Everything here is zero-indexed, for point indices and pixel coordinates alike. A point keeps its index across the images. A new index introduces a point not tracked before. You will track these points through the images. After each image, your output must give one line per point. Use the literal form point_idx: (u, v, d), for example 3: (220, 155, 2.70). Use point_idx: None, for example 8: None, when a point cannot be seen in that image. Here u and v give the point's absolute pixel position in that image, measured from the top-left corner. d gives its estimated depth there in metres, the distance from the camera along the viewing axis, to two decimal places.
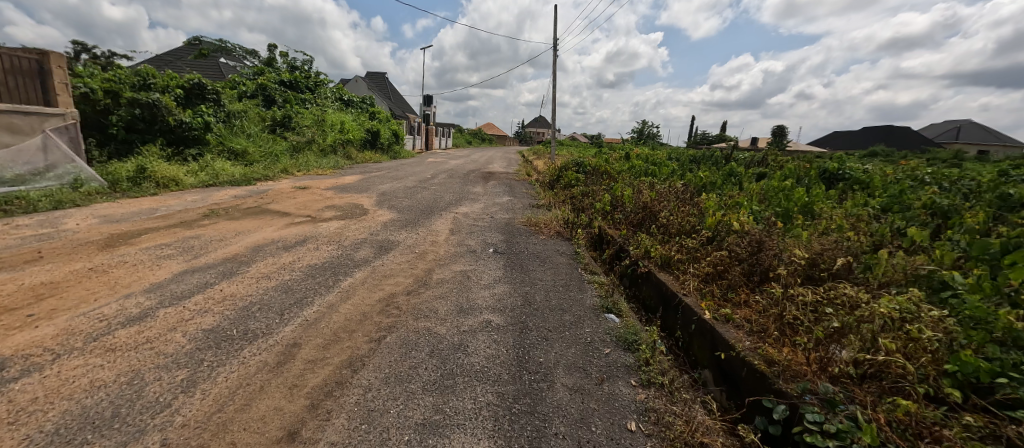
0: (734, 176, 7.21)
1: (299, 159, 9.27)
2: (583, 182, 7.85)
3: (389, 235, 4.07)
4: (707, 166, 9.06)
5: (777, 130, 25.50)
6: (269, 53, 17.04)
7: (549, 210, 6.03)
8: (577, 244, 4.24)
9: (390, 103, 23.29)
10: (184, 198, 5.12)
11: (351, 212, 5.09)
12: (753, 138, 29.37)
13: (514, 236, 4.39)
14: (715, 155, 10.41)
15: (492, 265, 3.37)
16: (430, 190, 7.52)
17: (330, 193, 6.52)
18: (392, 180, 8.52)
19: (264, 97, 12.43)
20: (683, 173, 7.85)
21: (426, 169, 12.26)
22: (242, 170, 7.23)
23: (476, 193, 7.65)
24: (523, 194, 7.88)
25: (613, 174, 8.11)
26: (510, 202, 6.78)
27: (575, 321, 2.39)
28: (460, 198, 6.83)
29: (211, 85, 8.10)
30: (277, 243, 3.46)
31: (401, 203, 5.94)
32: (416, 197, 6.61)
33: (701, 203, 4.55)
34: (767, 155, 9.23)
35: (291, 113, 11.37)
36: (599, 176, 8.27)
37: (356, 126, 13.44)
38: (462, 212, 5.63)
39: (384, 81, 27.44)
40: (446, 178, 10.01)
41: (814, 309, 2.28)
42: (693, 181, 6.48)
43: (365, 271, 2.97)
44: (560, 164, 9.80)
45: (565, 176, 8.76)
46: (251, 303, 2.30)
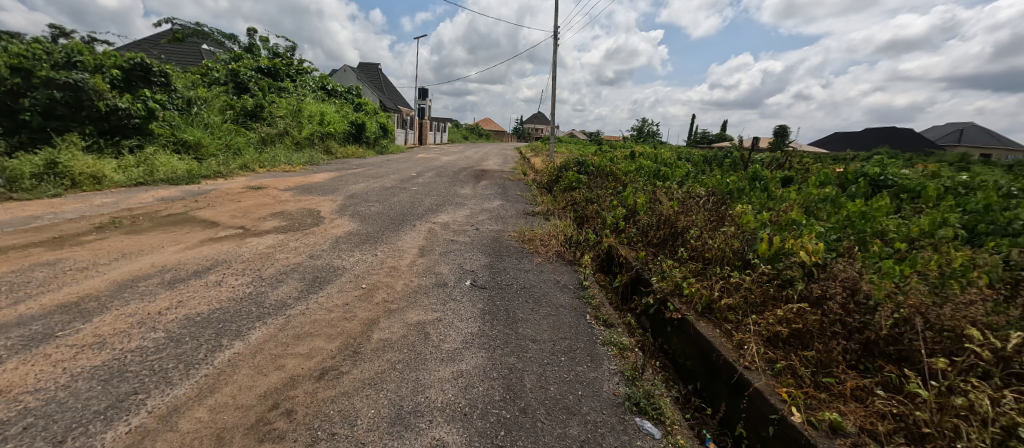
0: (760, 181, 6.24)
1: (265, 153, 8.23)
2: (586, 185, 6.87)
3: (334, 258, 3.08)
4: (724, 168, 8.10)
5: (778, 130, 25.04)
6: (250, 38, 16.00)
7: (546, 220, 5.06)
8: (582, 270, 3.26)
9: (382, 95, 22.23)
10: (92, 201, 4.11)
11: (299, 221, 4.09)
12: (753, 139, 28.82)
13: (502, 257, 3.41)
14: (729, 155, 9.42)
15: (467, 308, 2.38)
16: (410, 192, 6.51)
17: (288, 194, 5.50)
18: (368, 179, 7.50)
19: (235, 84, 11.32)
20: (700, 176, 6.88)
21: (412, 165, 11.22)
22: (188, 165, 6.20)
23: (463, 196, 6.65)
24: (518, 197, 6.91)
25: (620, 176, 7.11)
26: (500, 207, 5.80)
27: (588, 441, 1.41)
28: (442, 203, 5.84)
29: (157, 65, 7.03)
30: (162, 275, 2.47)
31: (369, 209, 4.95)
32: (390, 201, 5.61)
33: (739, 218, 3.58)
34: (789, 157, 8.28)
35: (262, 102, 10.32)
36: (604, 179, 7.27)
37: (338, 118, 12.36)
38: (440, 222, 4.63)
39: (375, 72, 26.24)
40: (432, 176, 8.99)
41: (1003, 435, 1.32)
42: (716, 186, 5.52)
43: (268, 327, 1.98)
44: (560, 164, 8.77)
45: (565, 177, 7.75)
46: (21, 413, 1.32)
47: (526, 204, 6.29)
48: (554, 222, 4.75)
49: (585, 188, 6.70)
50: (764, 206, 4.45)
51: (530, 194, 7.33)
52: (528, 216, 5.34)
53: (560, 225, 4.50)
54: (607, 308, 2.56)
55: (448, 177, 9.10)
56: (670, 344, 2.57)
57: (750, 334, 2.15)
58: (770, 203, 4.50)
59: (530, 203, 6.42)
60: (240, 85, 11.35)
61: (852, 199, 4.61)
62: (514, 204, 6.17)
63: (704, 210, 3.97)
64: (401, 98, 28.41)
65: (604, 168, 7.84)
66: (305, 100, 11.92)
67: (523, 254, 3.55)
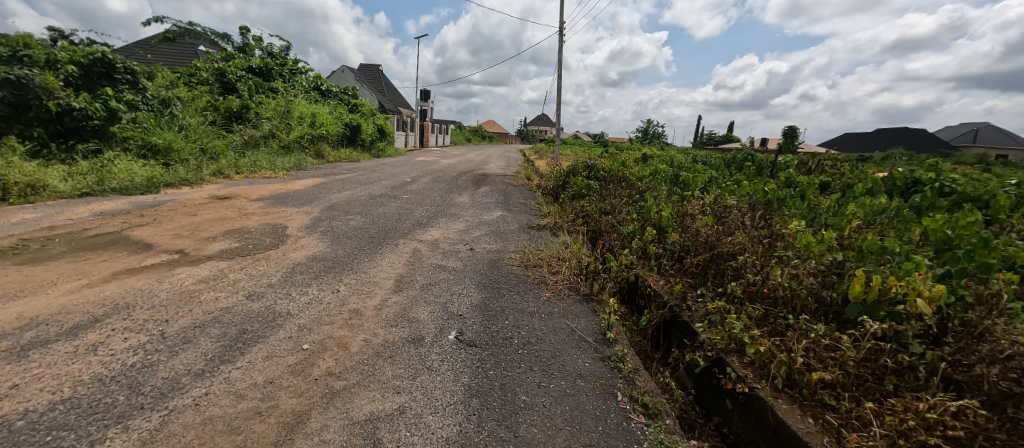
0: (796, 187, 5.48)
1: (246, 157, 7.56)
2: (598, 192, 6.15)
3: (280, 297, 2.36)
4: (749, 173, 7.35)
5: (789, 131, 24.30)
6: (243, 38, 15.43)
7: (554, 236, 4.33)
8: (601, 310, 2.52)
9: (382, 97, 21.63)
10: (11, 218, 3.45)
11: (256, 242, 3.38)
12: (763, 140, 28.00)
13: (499, 292, 2.68)
14: (752, 159, 8.63)
15: (444, 385, 1.65)
16: (400, 202, 5.79)
17: (257, 205, 4.80)
18: (356, 186, 6.79)
19: (221, 84, 10.70)
20: (725, 182, 6.14)
21: (408, 169, 10.51)
22: (151, 172, 5.54)
23: (460, 205, 5.92)
24: (522, 206, 6.16)
25: (637, 184, 6.35)
26: (501, 220, 5.09)
27: None
28: (436, 214, 5.12)
29: (121, 61, 6.49)
30: (20, 334, 1.77)
31: (347, 224, 4.23)
32: (374, 213, 4.89)
33: (800, 242, 2.82)
34: (820, 160, 7.52)
35: (248, 103, 9.70)
36: (617, 186, 6.51)
37: (332, 119, 11.69)
38: (428, 240, 3.89)
39: (376, 74, 25.67)
40: (428, 182, 8.28)
41: None
42: (749, 195, 4.77)
43: (125, 439, 1.26)
44: (568, 169, 8.01)
45: (575, 184, 6.99)
46: None
47: (531, 215, 5.54)
48: (564, 240, 4.01)
49: (597, 197, 5.94)
50: (818, 221, 3.69)
51: (535, 202, 6.60)
52: (533, 231, 4.58)
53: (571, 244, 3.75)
54: (644, 380, 1.82)
55: (445, 183, 8.39)
56: (731, 427, 1.83)
57: (875, 441, 1.40)
58: (823, 216, 3.73)
59: (536, 213, 5.67)
60: (227, 85, 10.72)
61: (921, 211, 3.85)
62: (518, 215, 5.43)
63: (749, 228, 3.22)
64: (402, 100, 27.82)
65: (618, 173, 7.07)
66: (296, 101, 11.27)
67: (526, 286, 2.82)
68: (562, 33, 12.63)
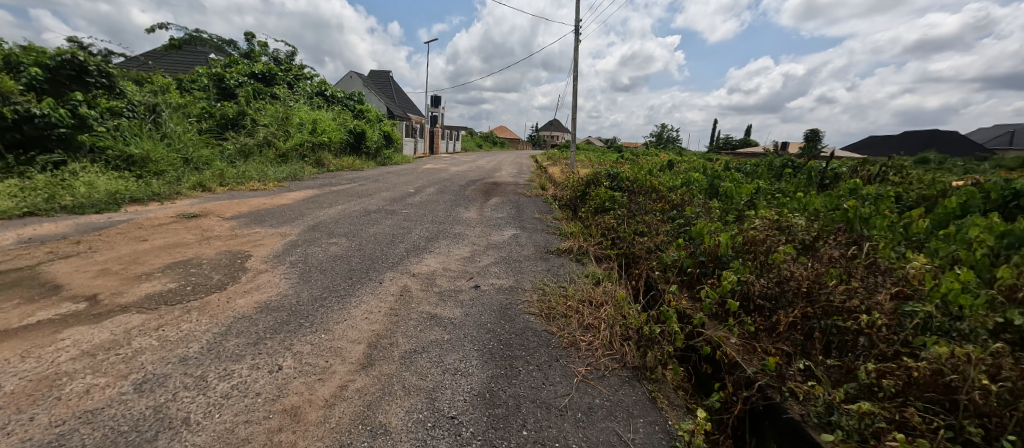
0: (867, 199, 4.57)
1: (236, 167, 6.94)
2: (626, 206, 5.32)
3: (188, 385, 1.59)
4: (796, 183, 6.45)
5: (810, 133, 23.58)
6: (248, 43, 15.03)
7: (580, 266, 3.53)
8: (667, 404, 1.71)
9: (391, 104, 21.15)
10: None
11: (199, 281, 2.63)
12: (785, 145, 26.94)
13: (514, 369, 1.88)
14: (794, 166, 7.67)
15: None
16: (398, 219, 5.03)
17: (227, 225, 4.10)
18: (351, 200, 6.06)
19: (218, 90, 10.17)
20: (775, 196, 5.26)
21: (413, 178, 9.83)
22: (117, 185, 4.90)
23: (467, 222, 5.13)
24: (537, 223, 5.33)
25: (673, 198, 5.45)
26: (513, 241, 4.30)
27: None
28: (437, 235, 4.33)
29: (95, 63, 5.97)
30: None
31: (328, 251, 3.47)
32: (363, 234, 4.13)
33: (945, 293, 1.96)
34: (878, 166, 6.58)
35: (244, 108, 9.14)
36: (647, 199, 5.63)
37: (334, 126, 11.09)
38: (423, 274, 3.09)
39: (385, 81, 25.22)
40: (432, 193, 7.52)
41: None
42: (818, 212, 3.90)
43: None
44: (587, 179, 7.16)
45: (597, 196, 6.12)
46: None
47: (548, 235, 4.70)
48: (595, 275, 3.18)
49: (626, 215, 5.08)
50: (930, 251, 2.80)
51: (553, 218, 5.76)
52: (554, 258, 3.74)
53: (606, 284, 2.91)
54: None
55: (452, 194, 7.61)
56: None
57: None
58: (936, 243, 2.84)
59: (555, 232, 4.83)
60: (224, 90, 10.19)
61: None
62: (534, 236, 4.61)
63: (855, 265, 2.36)
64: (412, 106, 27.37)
65: (647, 185, 6.21)
66: (297, 106, 10.68)
67: (551, 356, 2.00)
68: (576, 32, 11.84)
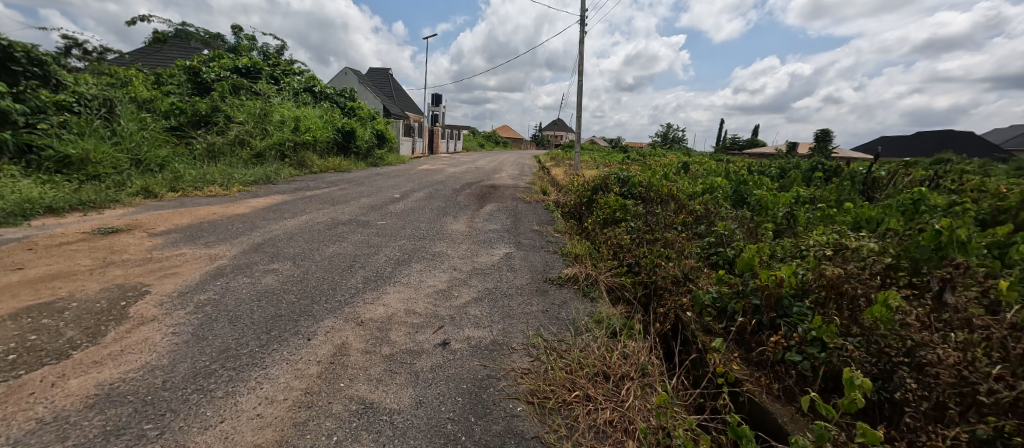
0: (943, 211, 3.70)
1: (197, 167, 6.15)
2: (641, 220, 4.49)
3: None
4: (835, 191, 5.59)
5: (819, 134, 23.03)
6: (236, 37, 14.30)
7: (590, 305, 2.70)
8: None
9: (388, 102, 20.39)
10: None
11: (38, 342, 1.81)
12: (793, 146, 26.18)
13: None
14: (827, 170, 6.80)
15: None
16: (369, 233, 4.20)
17: (148, 245, 3.28)
18: (322, 208, 5.25)
19: (192, 84, 9.38)
20: (821, 209, 4.41)
21: (404, 181, 9.03)
22: (34, 192, 4.10)
23: (451, 238, 4.28)
24: (536, 239, 4.48)
25: (697, 210, 4.58)
26: (506, 265, 3.47)
27: None
28: (410, 257, 3.50)
29: (22, 51, 5.48)
30: None
31: (258, 284, 2.65)
32: (317, 255, 3.30)
33: None
34: (930, 171, 5.71)
35: (218, 103, 8.35)
36: (666, 210, 4.78)
37: (320, 123, 10.29)
38: (374, 323, 2.25)
39: (383, 79, 24.46)
40: (420, 199, 6.70)
41: None
42: (894, 233, 3.04)
43: None
44: (594, 185, 6.29)
45: (607, 206, 5.26)
46: None
47: (548, 256, 3.84)
48: (609, 324, 2.34)
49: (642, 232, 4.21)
50: None
51: (555, 232, 4.90)
52: (554, 294, 2.88)
53: (626, 342, 2.07)
54: None
55: (442, 200, 6.78)
56: None
57: None
58: None
59: (556, 252, 3.98)
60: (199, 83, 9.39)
61: None
62: (531, 257, 3.75)
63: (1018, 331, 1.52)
64: (411, 105, 26.62)
65: (664, 193, 5.34)
66: (279, 102, 9.89)
67: None
68: (580, 23, 11.04)
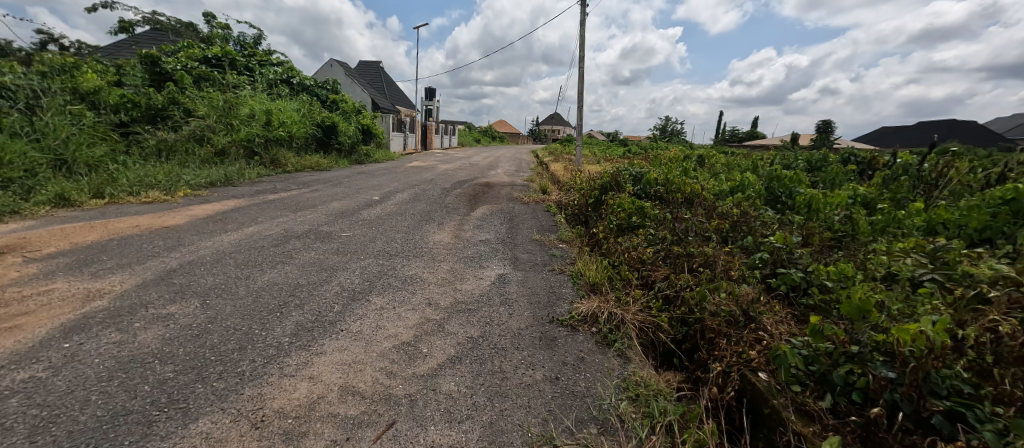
0: None
1: (138, 168, 5.28)
2: (666, 229, 3.67)
3: None
4: (884, 188, 4.78)
5: (819, 125, 22.60)
6: (211, 26, 13.31)
7: (619, 368, 1.86)
8: None
9: (378, 96, 19.44)
10: None
11: None
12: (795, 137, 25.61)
13: None
14: (865, 163, 5.98)
15: None
16: (327, 249, 3.33)
17: (7, 278, 2.41)
18: (279, 216, 4.37)
19: (151, 74, 8.40)
20: (885, 213, 3.60)
21: (388, 180, 8.17)
22: None
23: (432, 254, 3.41)
24: (536, 253, 3.64)
25: (734, 215, 3.75)
26: (499, 295, 2.63)
27: None
28: (371, 287, 2.63)
29: None
30: None
31: (127, 345, 1.78)
32: (242, 288, 2.44)
33: None
34: (994, 163, 4.89)
35: (176, 94, 7.41)
36: (693, 215, 3.94)
37: (298, 117, 9.37)
38: (282, 421, 1.40)
39: (374, 72, 23.47)
40: (402, 202, 5.83)
41: None
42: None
43: None
44: (602, 184, 5.43)
45: (621, 210, 4.41)
46: None
47: (555, 279, 2.99)
48: (658, 412, 1.49)
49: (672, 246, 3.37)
50: None
51: (561, 244, 4.05)
52: (567, 345, 2.04)
53: None
54: None
55: (427, 203, 5.91)
56: None
57: None
58: None
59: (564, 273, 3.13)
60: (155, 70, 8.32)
61: None
62: (532, 282, 2.91)
63: None
64: (403, 99, 25.65)
65: (688, 194, 4.50)
66: (251, 94, 8.96)
67: None
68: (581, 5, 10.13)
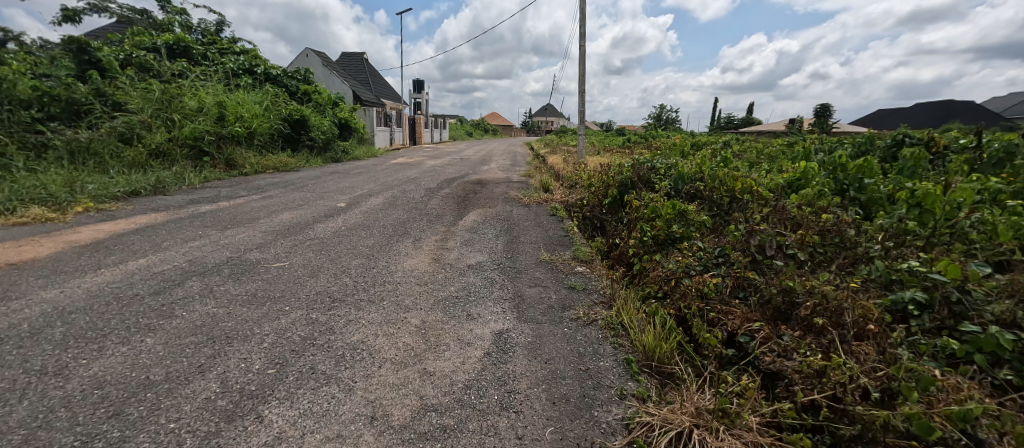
0: None
1: (28, 177, 4.10)
2: (730, 247, 2.60)
3: None
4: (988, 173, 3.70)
5: (821, 108, 21.77)
6: (166, 12, 11.93)
7: None
8: None
9: (361, 88, 18.16)
10: None
11: None
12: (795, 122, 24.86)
13: None
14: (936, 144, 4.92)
15: None
16: (238, 294, 2.23)
17: None
18: (197, 237, 3.23)
19: (79, 63, 7.13)
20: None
21: (364, 180, 7.03)
22: None
23: (396, 295, 2.31)
24: (548, 285, 2.56)
25: (823, 220, 2.68)
26: (497, 386, 1.53)
27: None
28: (274, 379, 1.52)
29: None
30: None
31: None
32: (27, 404, 1.33)
33: None
34: None
35: (103, 85, 6.19)
36: (761, 221, 2.86)
37: (260, 110, 8.16)
38: None
39: (357, 63, 22.13)
40: (374, 209, 4.72)
41: None
42: None
43: None
44: (621, 180, 4.38)
45: (656, 216, 3.34)
46: None
47: (585, 338, 1.92)
48: None
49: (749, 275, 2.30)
50: None
51: (582, 266, 2.97)
52: None
53: None
54: None
55: (405, 209, 4.79)
56: None
57: None
58: None
59: (597, 324, 2.05)
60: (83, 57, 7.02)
61: None
62: (549, 348, 1.82)
63: None
64: (390, 92, 24.33)
65: (740, 192, 3.43)
66: (202, 84, 7.74)
67: None
68: None
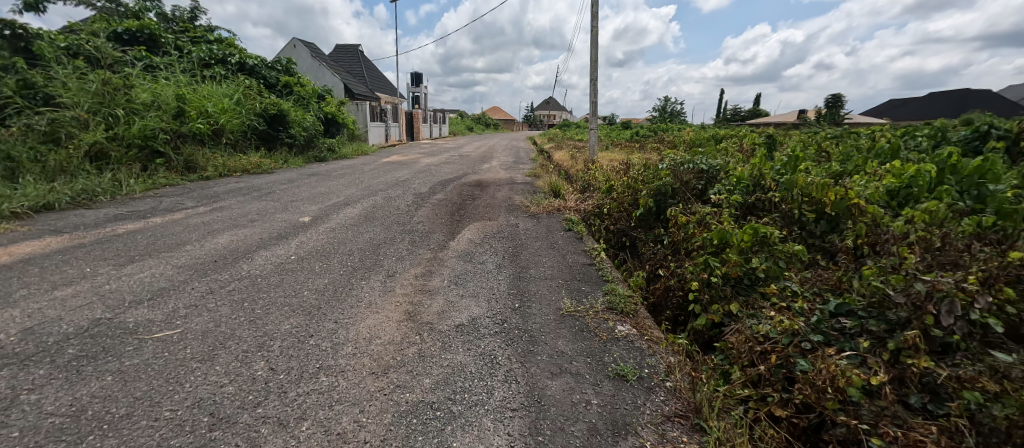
0: None
1: None
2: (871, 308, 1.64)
3: None
4: None
5: (836, 98, 20.74)
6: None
7: None
8: None
9: (355, 82, 17.15)
10: None
11: None
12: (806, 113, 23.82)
13: None
14: None
15: None
16: (53, 414, 1.29)
17: None
18: (75, 281, 2.28)
19: (12, 50, 6.03)
20: None
21: (345, 184, 6.08)
22: None
23: (327, 409, 1.36)
24: (583, 370, 1.61)
25: (1004, 258, 1.72)
26: None
27: None
28: None
29: None
30: None
31: None
32: None
33: None
34: None
35: (31, 75, 5.23)
36: (897, 257, 1.89)
37: (230, 104, 7.20)
38: None
39: (351, 56, 21.08)
40: (345, 224, 3.76)
41: None
42: None
43: None
44: (658, 187, 3.43)
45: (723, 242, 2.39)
46: None
47: None
48: None
49: (932, 369, 1.35)
50: None
51: (626, 324, 2.01)
52: None
53: None
54: None
55: (384, 224, 3.83)
56: None
57: None
58: None
59: None
60: (19, 44, 6.08)
61: None
62: None
63: None
64: (386, 86, 23.29)
65: (833, 208, 2.55)
66: (161, 75, 6.77)
67: None
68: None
